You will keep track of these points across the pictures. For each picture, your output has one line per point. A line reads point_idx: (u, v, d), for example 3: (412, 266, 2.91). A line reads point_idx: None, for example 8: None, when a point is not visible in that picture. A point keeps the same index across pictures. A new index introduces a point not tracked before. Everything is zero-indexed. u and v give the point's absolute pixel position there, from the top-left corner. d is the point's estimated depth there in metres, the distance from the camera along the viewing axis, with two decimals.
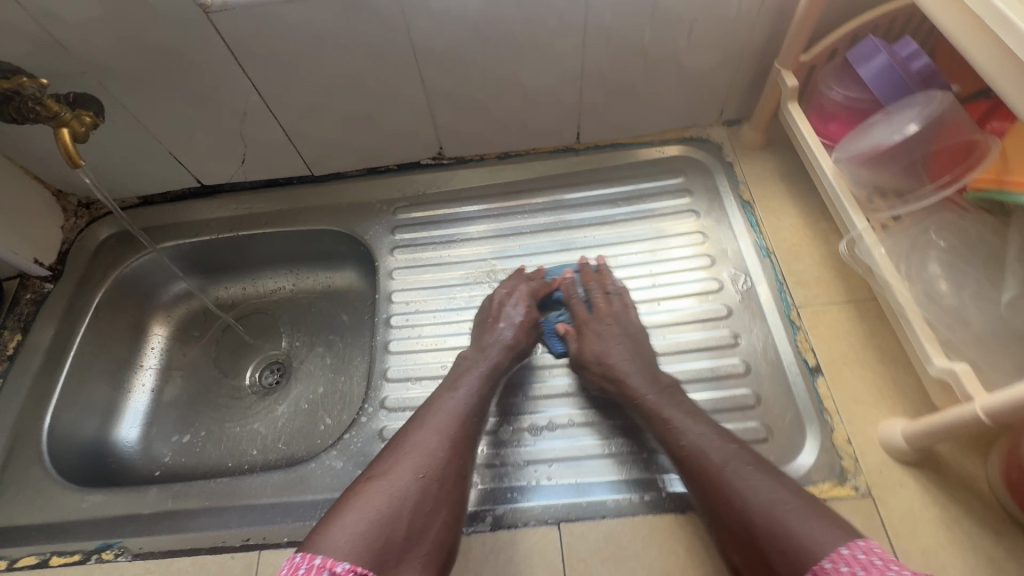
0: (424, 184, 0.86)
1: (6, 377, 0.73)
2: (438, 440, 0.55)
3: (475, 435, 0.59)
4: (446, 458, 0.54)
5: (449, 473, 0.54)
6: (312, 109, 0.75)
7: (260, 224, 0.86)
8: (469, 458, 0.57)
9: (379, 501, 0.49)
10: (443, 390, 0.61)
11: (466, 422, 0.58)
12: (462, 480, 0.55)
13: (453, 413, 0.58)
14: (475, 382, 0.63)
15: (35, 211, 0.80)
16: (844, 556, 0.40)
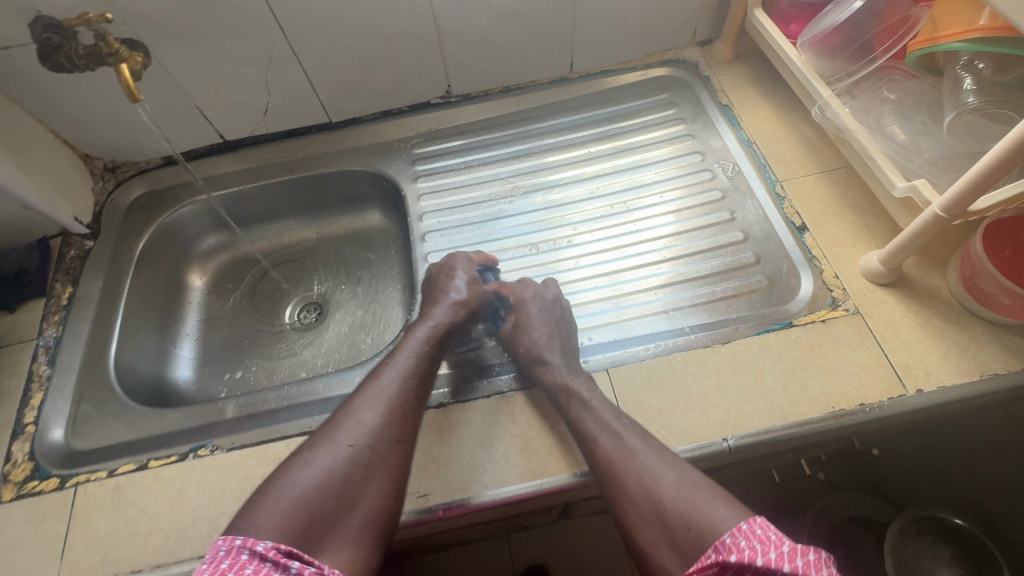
0: (436, 121, 0.94)
1: (66, 324, 0.77)
2: (376, 412, 0.57)
3: (417, 402, 0.61)
4: (376, 428, 0.56)
5: (383, 441, 0.56)
6: (333, 52, 0.82)
7: (285, 171, 0.92)
8: (414, 427, 0.59)
9: (310, 474, 0.52)
10: (385, 361, 0.64)
11: (410, 388, 0.61)
12: (405, 447, 0.57)
13: (379, 389, 0.60)
14: (418, 346, 0.66)
15: (68, 173, 0.84)
16: (743, 532, 0.45)
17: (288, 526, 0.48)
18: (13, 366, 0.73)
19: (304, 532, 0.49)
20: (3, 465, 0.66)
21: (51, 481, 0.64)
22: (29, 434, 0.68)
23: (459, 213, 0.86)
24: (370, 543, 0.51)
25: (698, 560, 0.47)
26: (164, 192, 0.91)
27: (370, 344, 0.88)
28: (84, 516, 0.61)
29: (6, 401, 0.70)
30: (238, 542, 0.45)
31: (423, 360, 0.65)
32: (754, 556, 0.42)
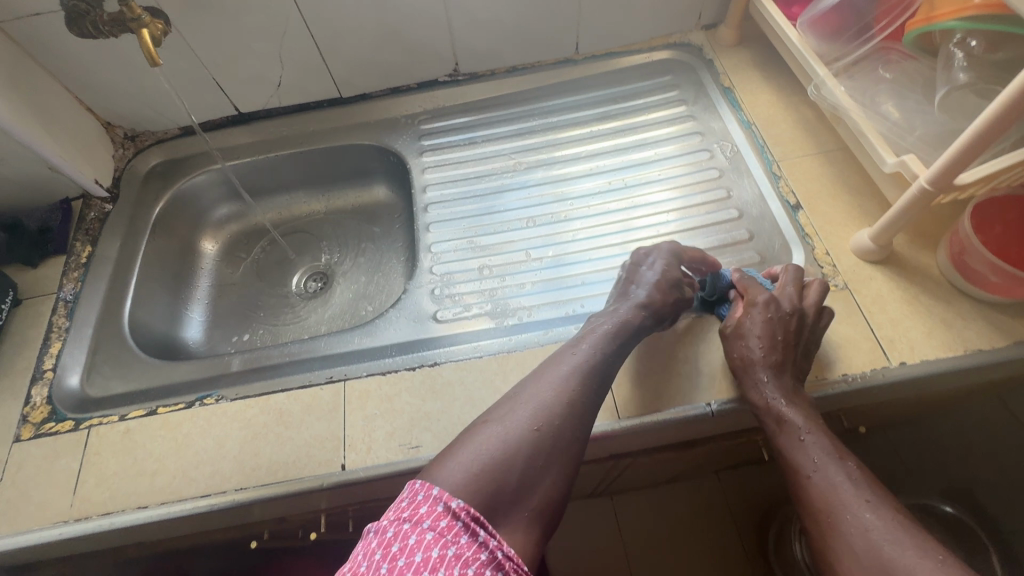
0: (444, 98, 0.96)
1: (85, 280, 0.81)
2: (556, 395, 0.55)
3: (597, 387, 0.58)
4: (561, 413, 0.54)
5: (564, 430, 0.54)
6: (345, 27, 0.85)
7: (296, 143, 0.95)
8: (592, 414, 0.56)
9: (491, 447, 0.51)
10: (569, 346, 0.61)
11: (585, 377, 0.58)
12: (583, 438, 0.55)
13: (568, 372, 0.58)
14: (599, 336, 0.62)
15: (90, 139, 0.88)
16: None
17: (475, 493, 0.48)
18: (34, 317, 0.76)
19: (486, 503, 0.48)
20: (22, 407, 0.69)
21: (66, 423, 0.68)
22: (47, 380, 0.71)
23: (463, 186, 0.89)
24: (535, 532, 0.50)
25: None
26: (181, 161, 0.95)
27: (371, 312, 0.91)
28: (96, 456, 0.65)
29: (27, 349, 0.74)
30: (434, 492, 0.48)
31: (617, 349, 0.62)
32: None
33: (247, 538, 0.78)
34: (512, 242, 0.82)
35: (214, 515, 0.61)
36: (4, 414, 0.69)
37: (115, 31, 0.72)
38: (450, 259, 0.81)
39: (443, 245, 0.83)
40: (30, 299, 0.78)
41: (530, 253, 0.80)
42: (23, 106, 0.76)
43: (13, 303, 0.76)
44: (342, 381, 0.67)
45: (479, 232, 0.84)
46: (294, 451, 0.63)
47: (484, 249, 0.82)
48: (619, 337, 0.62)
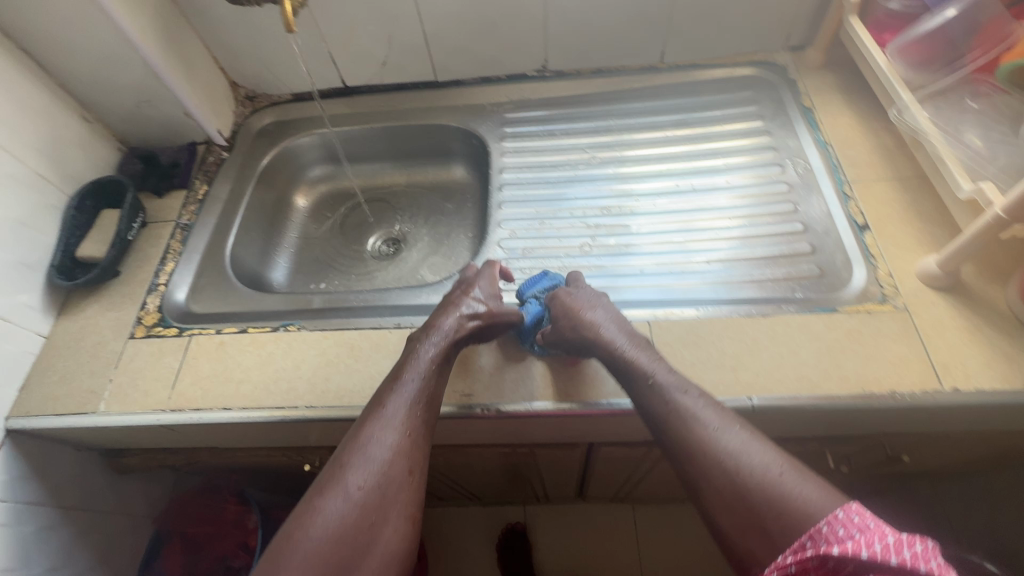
0: (529, 91, 1.03)
1: (199, 214, 0.92)
2: (383, 445, 0.59)
3: (425, 425, 0.62)
4: (387, 463, 0.58)
5: (393, 478, 0.57)
6: (452, 16, 0.93)
7: (391, 118, 1.04)
8: (422, 450, 0.61)
9: (321, 524, 0.53)
10: (392, 389, 0.63)
11: (416, 415, 0.62)
12: (417, 477, 0.59)
13: (389, 418, 0.60)
14: (421, 369, 0.65)
15: (219, 94, 1.00)
16: (839, 519, 0.45)
17: None
18: (155, 238, 0.88)
19: None
20: (139, 311, 0.80)
21: (172, 329, 0.78)
22: (160, 292, 0.83)
23: (536, 173, 0.95)
24: None
25: (790, 544, 0.47)
26: (290, 123, 1.06)
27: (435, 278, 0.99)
28: (193, 359, 0.74)
29: (147, 264, 0.85)
30: None
31: (438, 380, 0.66)
32: (859, 548, 0.42)
33: (302, 460, 0.86)
34: (576, 228, 0.87)
35: (286, 424, 0.69)
36: (124, 315, 0.80)
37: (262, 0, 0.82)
38: (517, 237, 0.87)
39: (512, 224, 0.89)
40: (154, 223, 0.90)
41: (593, 240, 0.85)
42: (173, 58, 0.88)
43: (141, 224, 0.88)
44: (409, 328, 0.74)
45: (547, 216, 0.89)
46: (360, 380, 0.70)
47: (549, 232, 0.87)
48: (433, 366, 0.66)
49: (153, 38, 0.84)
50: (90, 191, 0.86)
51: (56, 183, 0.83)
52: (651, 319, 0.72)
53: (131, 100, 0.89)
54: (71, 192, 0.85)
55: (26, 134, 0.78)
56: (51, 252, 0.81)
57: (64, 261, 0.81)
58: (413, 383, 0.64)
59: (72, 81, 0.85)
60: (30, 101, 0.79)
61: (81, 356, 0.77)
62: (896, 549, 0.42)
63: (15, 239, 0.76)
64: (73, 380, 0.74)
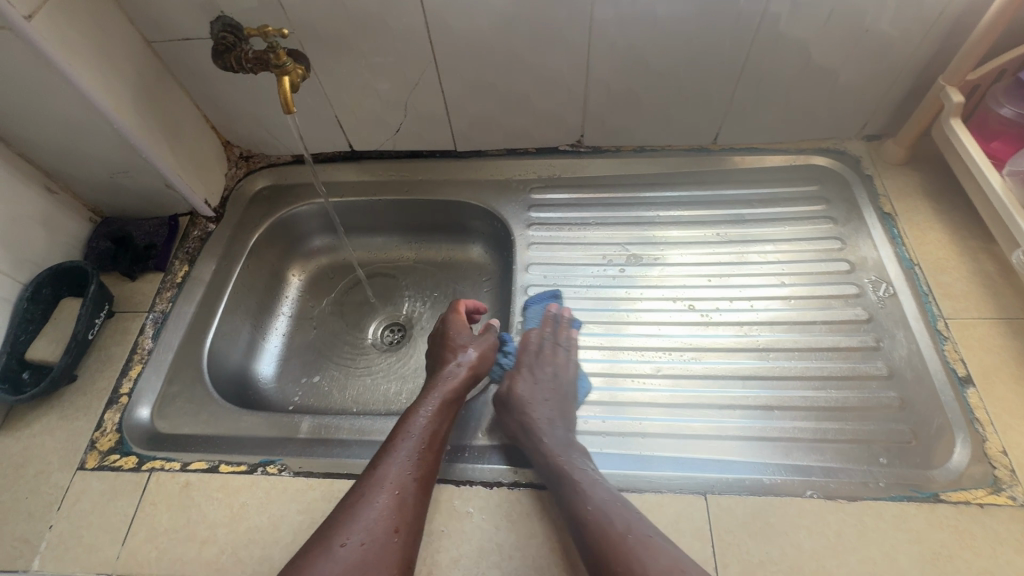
0: (561, 168, 0.90)
1: (175, 302, 0.80)
2: (372, 503, 0.54)
3: (419, 484, 0.57)
4: (375, 520, 0.53)
5: (380, 535, 0.52)
6: (478, 87, 0.80)
7: (402, 191, 0.92)
8: (413, 509, 0.55)
9: None
10: (386, 447, 0.59)
11: (409, 470, 0.57)
12: (404, 536, 0.53)
13: (383, 473, 0.57)
14: (419, 425, 0.62)
15: (208, 158, 0.88)
16: None
17: None
18: (121, 334, 0.76)
19: None
20: (93, 431, 0.68)
21: (131, 459, 0.66)
22: (122, 405, 0.70)
23: (567, 271, 0.82)
24: None
25: None
26: (288, 189, 0.94)
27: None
28: (150, 506, 0.62)
29: (109, 368, 0.73)
30: None
31: (441, 434, 0.62)
32: None
33: None
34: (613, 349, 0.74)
35: None
36: (75, 436, 0.67)
37: (263, 69, 0.69)
38: None
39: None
40: (122, 313, 0.77)
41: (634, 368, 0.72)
42: (154, 125, 0.76)
43: (106, 315, 0.76)
44: None
45: (580, 330, 0.76)
46: None
47: (582, 351, 0.74)
48: (433, 420, 0.63)
49: (129, 105, 0.72)
50: (49, 278, 0.73)
51: (8, 271, 0.70)
52: (706, 494, 0.58)
53: (103, 170, 0.77)
54: (26, 279, 0.72)
55: None
56: None
57: (9, 365, 0.69)
58: (412, 438, 0.60)
59: (32, 150, 0.72)
60: None
61: (19, 490, 0.64)
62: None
63: None
64: (6, 523, 0.62)
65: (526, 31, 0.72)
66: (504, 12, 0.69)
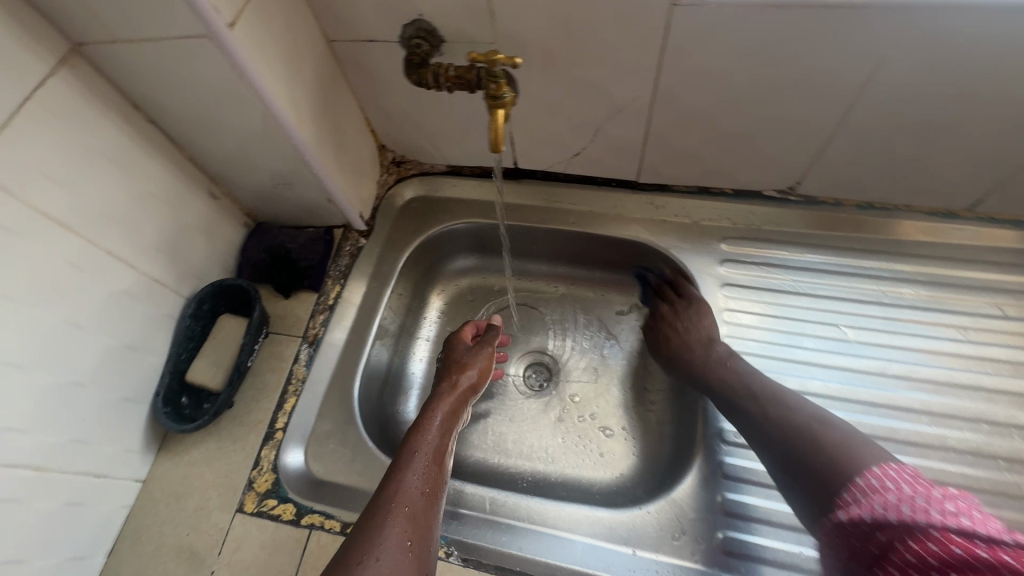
0: (763, 218, 0.76)
1: (326, 328, 0.74)
2: (386, 518, 0.49)
3: (428, 497, 0.53)
4: (390, 533, 0.48)
5: (397, 548, 0.47)
6: (693, 121, 0.67)
7: (568, 222, 0.81)
8: (427, 522, 0.51)
9: None
10: (393, 464, 0.55)
11: (419, 482, 0.53)
12: (420, 550, 0.48)
13: (396, 487, 0.52)
14: (426, 440, 0.58)
15: (365, 164, 0.80)
16: (876, 474, 0.48)
17: None
18: (276, 359, 0.71)
19: None
20: (249, 469, 0.64)
21: (289, 509, 0.62)
22: (277, 442, 0.66)
23: (774, 352, 0.70)
24: None
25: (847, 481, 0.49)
26: (440, 203, 0.85)
27: (600, 472, 0.75)
28: (314, 571, 0.58)
29: (263, 398, 0.69)
30: None
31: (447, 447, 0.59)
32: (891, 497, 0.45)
33: None
34: None
35: None
36: (234, 472, 0.64)
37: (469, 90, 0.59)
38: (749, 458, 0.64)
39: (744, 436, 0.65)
40: (275, 335, 0.73)
41: None
42: (326, 137, 0.68)
43: (262, 337, 0.72)
44: None
45: None
46: None
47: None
48: (439, 431, 0.60)
49: (308, 118, 0.64)
50: (210, 293, 0.69)
51: (173, 286, 0.66)
52: None
53: (267, 180, 0.70)
54: (188, 293, 0.68)
55: (143, 232, 0.62)
56: (158, 374, 0.65)
57: (171, 386, 0.66)
58: (421, 453, 0.56)
59: (203, 155, 0.66)
60: (153, 187, 0.62)
61: (179, 524, 0.62)
62: (933, 502, 0.43)
63: (120, 370, 0.60)
64: (167, 560, 0.60)
65: (783, 65, 0.57)
66: (764, 43, 0.55)
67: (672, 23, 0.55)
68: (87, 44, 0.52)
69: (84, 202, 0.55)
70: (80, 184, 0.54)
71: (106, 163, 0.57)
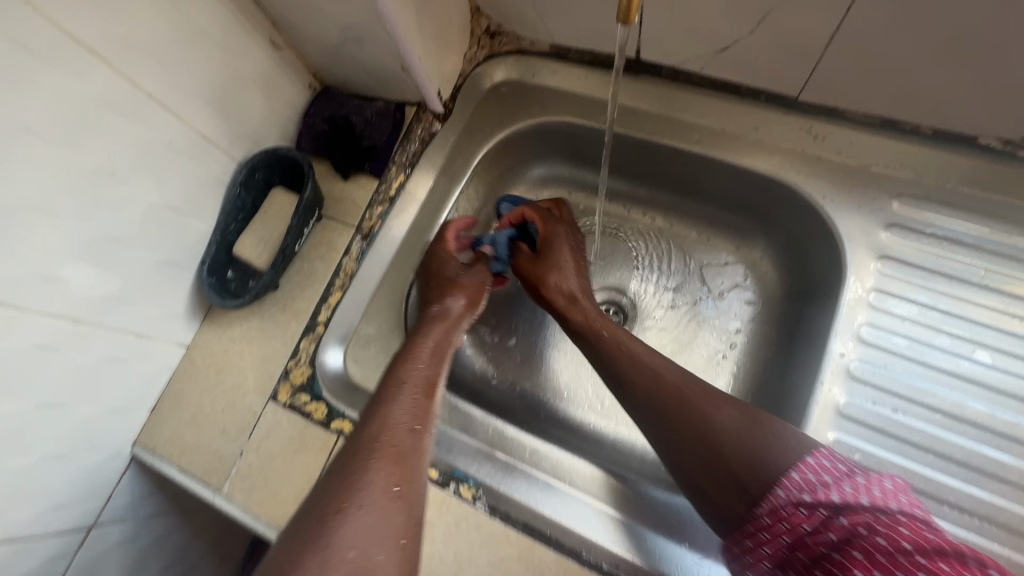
0: (965, 177, 0.55)
1: (384, 221, 0.65)
2: (369, 457, 0.38)
3: (422, 433, 0.42)
4: (371, 474, 0.37)
5: (383, 487, 0.36)
6: (922, 19, 0.45)
7: (689, 140, 0.64)
8: (419, 463, 0.40)
9: None
10: (374, 400, 0.44)
11: (409, 412, 0.43)
12: (412, 485, 0.38)
13: (382, 421, 0.41)
14: (416, 372, 0.47)
15: (453, 30, 0.66)
16: (808, 466, 0.42)
17: None
18: (326, 247, 0.64)
19: None
20: (288, 358, 0.61)
21: (321, 409, 0.58)
22: (318, 336, 0.61)
23: (927, 355, 0.53)
24: None
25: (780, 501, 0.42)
26: (533, 92, 0.70)
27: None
28: None
29: (309, 287, 0.63)
30: None
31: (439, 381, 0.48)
32: (831, 491, 0.40)
33: None
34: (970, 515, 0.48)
35: None
36: (272, 359, 0.61)
37: None
38: None
39: (862, 455, 0.51)
40: (329, 220, 0.65)
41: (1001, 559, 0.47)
42: None
43: (313, 220, 0.64)
44: None
45: (920, 466, 0.50)
46: None
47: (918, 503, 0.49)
48: (427, 365, 0.49)
49: None
50: (262, 161, 0.62)
51: (223, 147, 0.59)
52: None
53: (334, 34, 0.58)
54: (240, 157, 0.61)
55: (192, 79, 0.53)
56: (205, 243, 0.60)
57: (218, 257, 0.61)
58: (408, 386, 0.45)
59: None
60: (202, 24, 0.52)
61: (216, 398, 0.60)
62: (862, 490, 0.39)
63: (163, 232, 0.56)
64: (202, 431, 0.60)
65: None
66: None
67: None
68: None
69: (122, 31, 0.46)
70: (118, 8, 0.45)
71: None
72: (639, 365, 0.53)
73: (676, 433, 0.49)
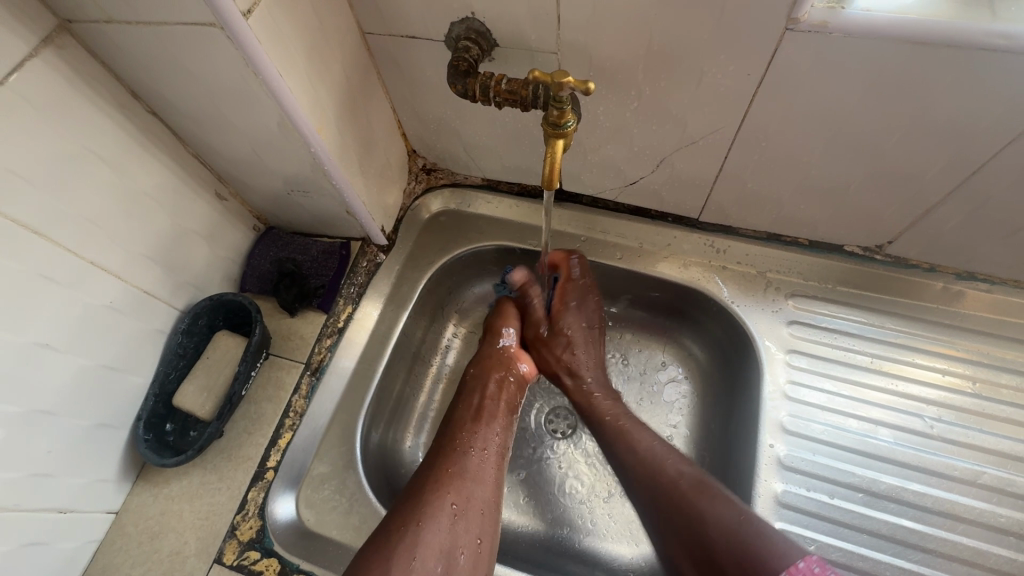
0: (839, 277, 0.66)
1: (332, 355, 0.66)
2: (438, 514, 0.49)
3: (495, 479, 0.54)
4: (433, 531, 0.47)
5: (445, 535, 0.47)
6: (780, 164, 0.57)
7: (613, 256, 0.71)
8: (482, 512, 0.51)
9: None
10: (445, 454, 0.54)
11: (487, 463, 0.55)
12: (476, 544, 0.49)
13: (456, 471, 0.53)
14: (496, 421, 0.60)
15: (393, 172, 0.72)
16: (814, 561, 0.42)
17: None
18: (274, 387, 0.64)
19: None
20: (234, 513, 0.57)
21: (274, 566, 0.55)
22: (267, 483, 0.59)
23: (841, 438, 0.60)
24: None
25: None
26: (470, 219, 0.76)
27: (621, 546, 0.66)
28: None
29: (257, 431, 0.62)
30: None
31: (493, 482, 0.54)
32: None
33: None
34: None
35: None
36: (216, 515, 0.57)
37: (528, 109, 0.51)
38: None
39: (816, 547, 0.55)
40: (277, 358, 0.66)
41: None
42: (351, 143, 0.59)
43: (260, 360, 0.64)
44: None
45: (852, 546, 0.55)
46: None
47: None
48: (485, 450, 0.56)
49: (334, 127, 0.55)
50: (207, 308, 0.62)
51: (164, 297, 0.59)
52: None
53: (280, 186, 0.62)
54: (183, 306, 0.61)
55: (137, 239, 0.54)
56: (142, 397, 0.58)
57: (156, 411, 0.59)
58: (483, 432, 0.57)
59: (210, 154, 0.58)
60: (151, 188, 0.54)
61: (152, 567, 0.55)
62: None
63: (97, 394, 0.53)
64: None
65: (911, 111, 0.47)
66: (896, 82, 0.45)
67: (778, 52, 0.45)
68: (77, 21, 0.44)
69: (69, 208, 0.48)
70: (61, 187, 0.47)
71: (96, 162, 0.49)
72: (640, 460, 0.55)
73: (669, 521, 0.51)
